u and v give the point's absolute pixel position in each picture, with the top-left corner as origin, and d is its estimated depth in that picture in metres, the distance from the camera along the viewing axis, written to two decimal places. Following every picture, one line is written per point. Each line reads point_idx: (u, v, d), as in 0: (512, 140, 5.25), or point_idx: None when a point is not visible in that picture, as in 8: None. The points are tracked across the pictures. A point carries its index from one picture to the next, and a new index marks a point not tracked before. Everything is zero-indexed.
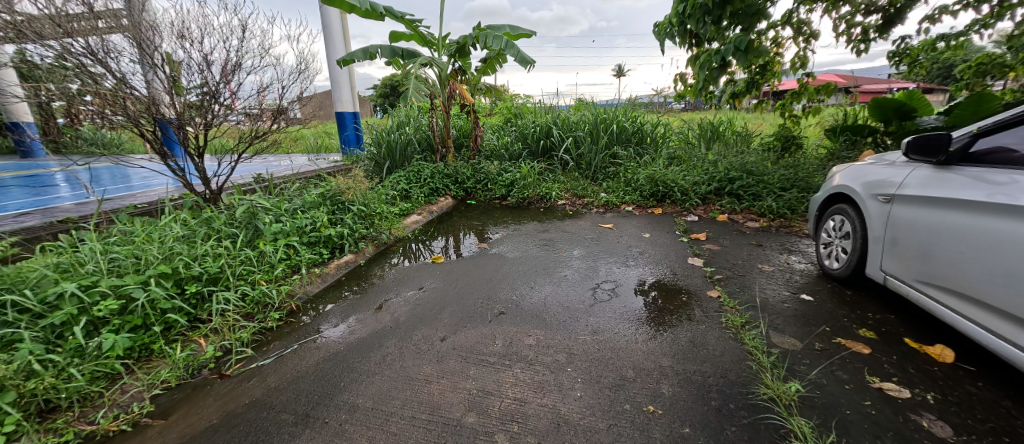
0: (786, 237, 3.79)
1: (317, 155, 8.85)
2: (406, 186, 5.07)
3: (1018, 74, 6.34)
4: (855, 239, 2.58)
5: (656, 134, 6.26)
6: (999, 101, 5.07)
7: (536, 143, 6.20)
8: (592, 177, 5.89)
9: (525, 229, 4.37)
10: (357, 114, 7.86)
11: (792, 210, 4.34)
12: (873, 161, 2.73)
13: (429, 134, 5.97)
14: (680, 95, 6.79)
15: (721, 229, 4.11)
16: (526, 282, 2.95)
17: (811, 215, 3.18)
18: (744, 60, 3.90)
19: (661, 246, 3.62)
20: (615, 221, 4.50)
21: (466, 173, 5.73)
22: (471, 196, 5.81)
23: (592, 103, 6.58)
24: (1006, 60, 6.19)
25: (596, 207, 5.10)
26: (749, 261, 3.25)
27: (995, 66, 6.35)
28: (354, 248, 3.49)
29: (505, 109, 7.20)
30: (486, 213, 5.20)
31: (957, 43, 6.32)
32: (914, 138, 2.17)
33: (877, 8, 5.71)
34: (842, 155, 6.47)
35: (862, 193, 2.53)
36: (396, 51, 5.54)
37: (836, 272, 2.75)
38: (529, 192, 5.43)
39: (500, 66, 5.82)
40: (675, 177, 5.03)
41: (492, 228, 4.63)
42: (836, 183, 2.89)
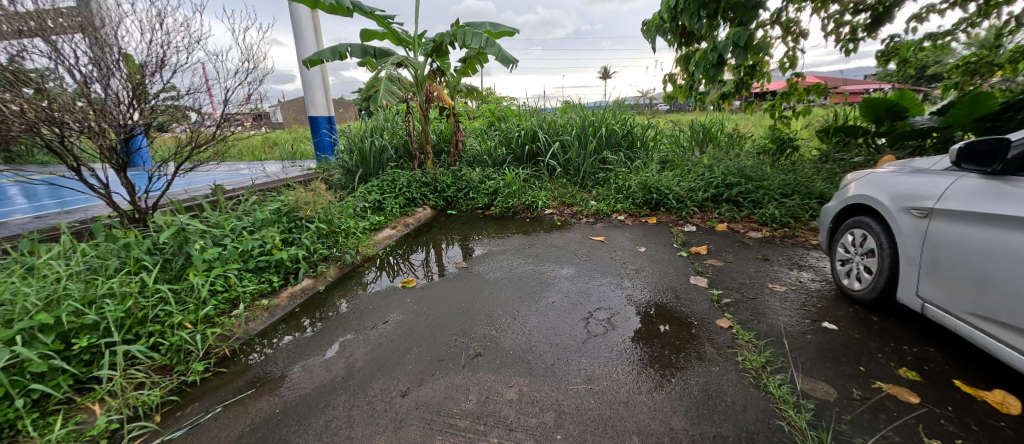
0: (792, 249, 3.48)
1: (290, 162, 8.31)
2: (380, 197, 4.64)
3: (1008, 73, 6.20)
4: (882, 258, 2.26)
5: (646, 137, 5.95)
6: (997, 100, 4.83)
7: (521, 148, 5.83)
8: (581, 183, 5.53)
9: (510, 243, 3.98)
10: (332, 118, 7.37)
11: (794, 218, 4.05)
12: (897, 168, 2.42)
13: (406, 140, 5.54)
14: (670, 96, 6.51)
15: (722, 240, 3.79)
16: (509, 311, 2.56)
17: (824, 227, 2.86)
18: (743, 57, 3.60)
19: (659, 262, 3.27)
20: (607, 233, 4.15)
21: (447, 181, 5.32)
22: (452, 206, 5.39)
23: (580, 105, 6.23)
24: (994, 59, 5.99)
25: (586, 216, 4.74)
26: (758, 279, 2.91)
27: (984, 65, 6.14)
28: (314, 272, 3.05)
29: (489, 113, 6.82)
30: (467, 225, 4.80)
31: (947, 42, 6.19)
32: (966, 145, 1.86)
33: (868, 6, 5.53)
34: (836, 156, 6.23)
35: (891, 205, 2.21)
36: (368, 50, 5.11)
37: (859, 293, 2.43)
38: (515, 201, 5.04)
39: (481, 66, 5.42)
40: (669, 184, 4.71)
41: (474, 241, 4.22)
42: (854, 193, 2.58)
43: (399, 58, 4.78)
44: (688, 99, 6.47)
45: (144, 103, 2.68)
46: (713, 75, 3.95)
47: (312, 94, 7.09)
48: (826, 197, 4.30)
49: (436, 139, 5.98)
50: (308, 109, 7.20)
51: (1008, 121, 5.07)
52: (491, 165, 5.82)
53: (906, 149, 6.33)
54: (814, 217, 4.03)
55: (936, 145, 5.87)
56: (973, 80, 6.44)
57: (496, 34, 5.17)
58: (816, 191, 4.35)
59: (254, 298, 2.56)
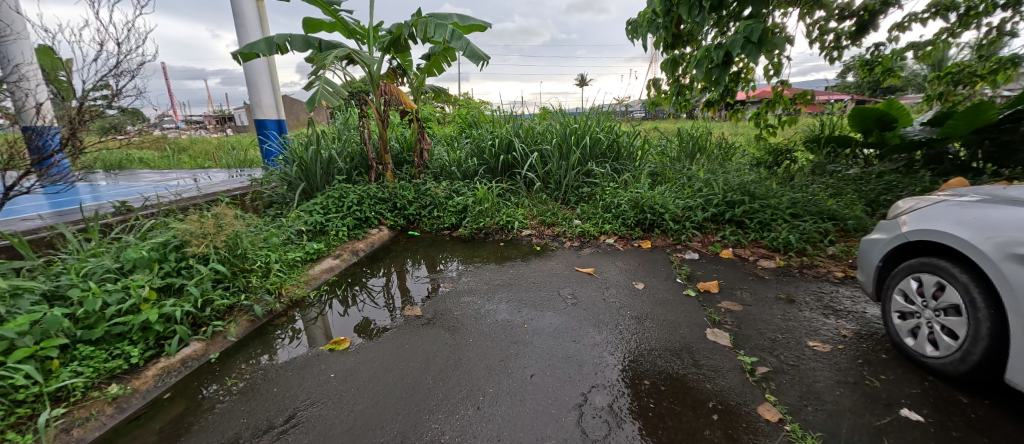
0: (817, 286, 2.92)
1: (233, 171, 7.26)
2: (322, 216, 3.76)
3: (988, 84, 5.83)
4: (975, 321, 1.69)
5: (634, 147, 5.40)
6: (997, 110, 4.45)
7: (495, 158, 5.10)
8: (563, 198, 4.84)
9: (480, 276, 3.20)
10: (281, 122, 6.43)
11: (809, 243, 3.54)
12: (981, 200, 1.87)
13: (361, 147, 4.68)
14: (653, 103, 5.85)
15: (732, 272, 3.20)
16: (471, 390, 1.82)
17: (869, 264, 2.31)
18: (757, 55, 2.98)
19: (666, 306, 2.60)
20: (596, 262, 3.46)
21: (408, 197, 4.47)
22: (415, 226, 4.56)
23: (560, 111, 5.60)
24: (975, 69, 5.64)
25: (570, 240, 4.06)
26: (791, 333, 2.29)
27: (966, 76, 5.78)
28: (203, 333, 2.14)
29: (460, 119, 6.14)
30: (432, 248, 4.02)
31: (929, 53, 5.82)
32: None
33: (853, 12, 5.13)
34: (830, 167, 5.81)
35: (989, 251, 1.65)
36: (311, 41, 4.12)
37: (934, 361, 1.86)
38: (489, 221, 4.28)
39: (448, 64, 4.66)
40: (664, 201, 4.11)
41: (438, 270, 3.47)
42: (916, 226, 2.03)
43: (347, 50, 3.83)
44: (672, 106, 5.89)
45: (69, 103, 2.43)
46: (718, 77, 3.32)
47: (257, 93, 6.11)
48: (837, 217, 3.84)
49: (398, 147, 5.16)
50: (252, 112, 6.22)
51: (1007, 133, 4.75)
52: (462, 177, 5.07)
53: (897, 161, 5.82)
54: (830, 244, 3.54)
55: (926, 158, 5.57)
56: (956, 90, 6.08)
57: (464, 28, 4.44)
58: (826, 211, 3.88)
59: (89, 388, 1.70)
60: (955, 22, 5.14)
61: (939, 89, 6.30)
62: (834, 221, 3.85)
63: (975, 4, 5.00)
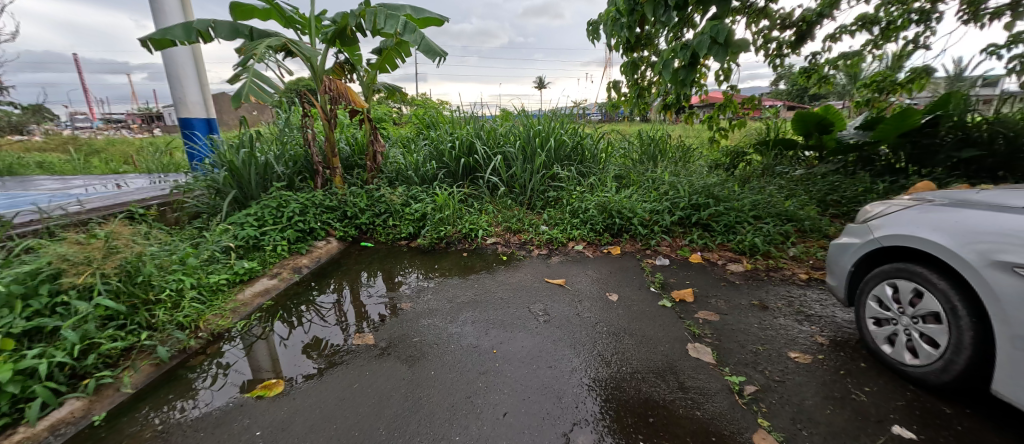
0: (786, 290, 2.91)
1: (155, 176, 6.38)
2: (256, 228, 3.26)
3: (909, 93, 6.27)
4: (957, 330, 1.66)
5: (598, 149, 5.32)
6: (920, 116, 4.81)
7: (456, 161, 4.80)
8: (528, 203, 4.63)
9: (441, 292, 2.88)
10: (211, 121, 5.72)
11: (772, 245, 3.57)
12: (954, 205, 1.86)
13: (304, 150, 4.21)
14: (614, 105, 5.79)
15: (704, 278, 3.12)
16: (434, 439, 1.54)
17: (841, 269, 2.28)
18: (723, 57, 2.89)
19: (643, 319, 2.45)
20: (567, 272, 3.27)
21: (360, 204, 4.04)
22: (368, 236, 4.10)
23: (522, 112, 5.41)
24: (897, 79, 6.03)
25: (538, 247, 3.85)
26: (771, 344, 2.20)
27: (889, 84, 6.17)
28: (84, 389, 1.69)
29: (418, 119, 5.77)
30: (388, 261, 3.62)
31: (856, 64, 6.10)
32: None
33: (793, 22, 5.37)
34: (778, 169, 6.03)
35: (972, 259, 1.62)
36: (241, 29, 3.61)
37: (914, 369, 1.82)
38: (450, 229, 3.95)
39: (402, 60, 4.29)
40: (631, 206, 4.02)
41: (395, 285, 3.12)
42: (890, 231, 2.00)
43: (282, 40, 3.35)
44: (632, 109, 5.85)
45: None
46: (684, 79, 3.23)
47: (181, 88, 5.39)
48: (795, 218, 3.92)
49: (347, 151, 4.70)
50: (175, 109, 5.47)
51: (927, 137, 5.18)
52: (420, 182, 4.71)
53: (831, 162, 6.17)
54: (791, 245, 3.59)
55: (857, 160, 5.90)
56: (881, 97, 6.48)
57: (418, 21, 4.10)
58: (785, 213, 3.95)
59: None
60: (883, 34, 5.51)
61: (866, 95, 6.66)
62: (793, 222, 3.92)
63: (895, 19, 5.39)
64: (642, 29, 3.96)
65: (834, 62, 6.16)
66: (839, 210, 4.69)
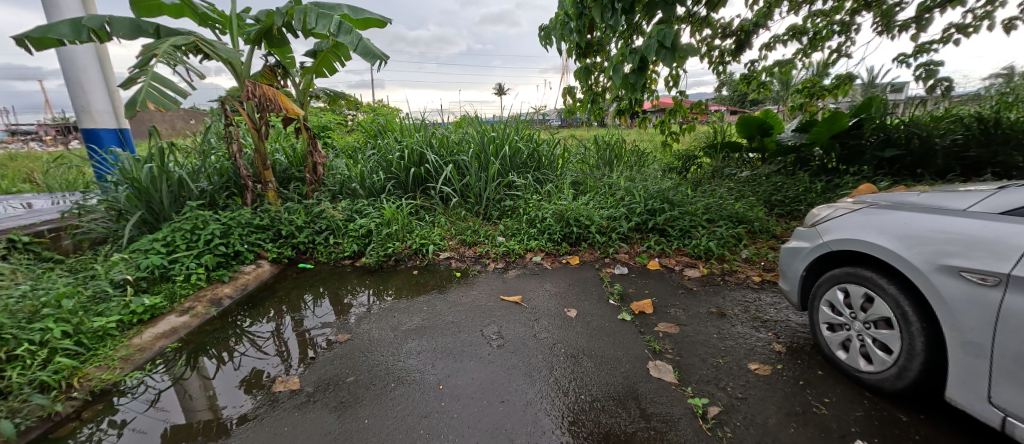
0: (741, 294, 2.90)
1: (58, 195, 5.56)
2: (165, 256, 2.82)
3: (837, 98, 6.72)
4: (909, 336, 1.65)
5: (554, 156, 5.22)
6: (848, 118, 5.13)
7: (405, 171, 4.50)
8: (484, 214, 4.41)
9: (385, 317, 2.61)
10: (124, 131, 5.06)
11: (726, 248, 3.59)
12: (896, 207, 1.87)
13: (230, 162, 3.78)
14: (570, 111, 5.73)
15: (662, 286, 3.06)
16: None
17: (793, 274, 2.27)
18: (670, 60, 2.84)
19: (602, 336, 2.32)
20: (523, 287, 3.09)
21: (297, 221, 3.65)
22: (308, 257, 3.65)
23: (475, 118, 5.22)
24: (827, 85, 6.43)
25: (494, 260, 3.65)
26: (731, 356, 2.14)
27: (820, 89, 6.56)
28: None
29: (365, 127, 5.41)
30: (329, 284, 3.26)
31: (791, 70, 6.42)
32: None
33: (733, 31, 5.57)
34: (728, 170, 6.22)
35: (917, 263, 1.61)
36: (143, 27, 3.16)
37: (870, 376, 1.80)
38: (399, 245, 3.66)
39: (340, 64, 3.96)
40: (588, 213, 3.94)
41: (336, 311, 2.79)
42: (840, 235, 1.98)
43: (192, 39, 2.95)
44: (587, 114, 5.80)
45: None
46: (634, 83, 3.16)
47: (84, 95, 4.72)
48: (745, 220, 3.99)
49: (283, 163, 4.27)
50: (77, 119, 4.78)
51: (854, 138, 5.56)
52: (367, 195, 4.37)
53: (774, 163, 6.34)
54: (744, 248, 3.62)
55: (796, 161, 6.15)
56: (814, 101, 6.86)
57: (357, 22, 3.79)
58: (736, 215, 4.02)
59: None
60: (815, 42, 5.85)
61: (801, 100, 6.98)
62: (743, 224, 3.99)
63: (822, 29, 5.74)
64: (591, 34, 3.92)
65: (772, 68, 6.48)
66: (784, 210, 4.87)
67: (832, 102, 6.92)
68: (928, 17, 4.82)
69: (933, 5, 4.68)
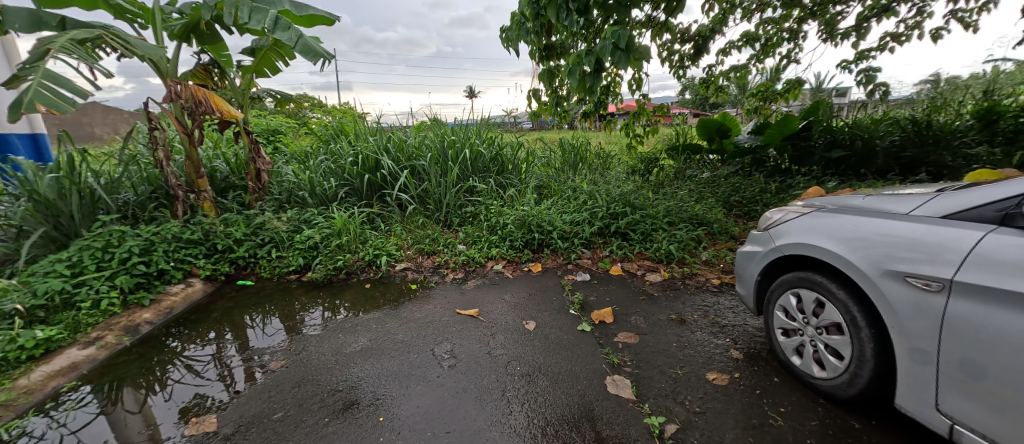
0: (701, 298, 2.88)
1: None
2: (69, 279, 2.49)
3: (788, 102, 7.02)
4: (859, 342, 1.63)
5: (518, 160, 5.12)
6: (798, 121, 5.33)
7: (359, 177, 4.25)
8: (444, 221, 4.23)
9: (328, 340, 2.40)
10: (40, 136, 4.50)
11: (686, 251, 3.59)
12: (843, 210, 1.86)
13: (159, 170, 3.43)
14: (534, 114, 5.64)
15: (624, 293, 3.00)
16: None
17: (748, 279, 2.25)
18: (626, 62, 2.78)
19: (560, 351, 2.21)
20: (482, 298, 2.95)
21: (235, 234, 3.35)
22: (248, 273, 3.35)
23: (435, 122, 5.04)
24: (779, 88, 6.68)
25: (453, 270, 3.49)
26: (689, 365, 2.08)
27: (773, 93, 6.82)
28: None
29: (317, 130, 5.10)
30: (271, 302, 2.99)
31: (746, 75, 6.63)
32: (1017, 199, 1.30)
33: (690, 36, 5.67)
34: (689, 172, 6.33)
35: (864, 267, 1.60)
36: (47, 20, 2.83)
37: (823, 382, 1.79)
38: (350, 257, 3.43)
39: (284, 63, 3.68)
40: (551, 218, 3.85)
41: (274, 333, 2.54)
42: (791, 239, 1.97)
43: (99, 34, 2.66)
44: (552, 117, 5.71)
45: None
46: (592, 85, 3.09)
47: None
48: (705, 222, 4.02)
49: (223, 170, 3.93)
50: None
51: (803, 140, 5.81)
52: (317, 203, 4.09)
53: (732, 164, 6.49)
54: (703, 250, 3.64)
55: (752, 162, 6.33)
56: (768, 105, 7.11)
57: (301, 19, 3.52)
58: (696, 217, 4.05)
59: None
60: (767, 47, 6.05)
61: (755, 104, 7.24)
62: (703, 226, 4.02)
63: (773, 35, 5.94)
64: (549, 37, 3.84)
65: (728, 73, 6.66)
66: (741, 210, 4.98)
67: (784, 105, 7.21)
68: (867, 26, 5.08)
69: (870, 14, 4.94)
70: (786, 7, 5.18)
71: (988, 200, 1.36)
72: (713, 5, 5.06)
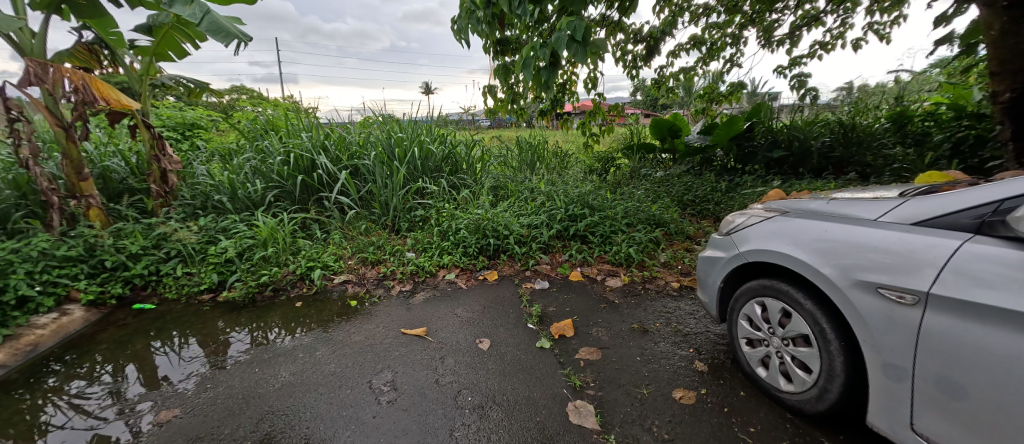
0: (661, 304, 2.77)
1: None
2: None
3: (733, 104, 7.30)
4: (829, 356, 1.55)
5: (472, 159, 4.83)
6: (743, 122, 5.50)
7: (291, 178, 3.77)
8: (391, 226, 3.87)
9: (242, 377, 2.01)
10: None
11: (645, 254, 3.50)
12: (808, 215, 1.78)
13: (27, 170, 2.82)
14: (490, 112, 5.37)
15: (584, 301, 2.83)
16: None
17: (711, 286, 2.15)
18: (582, 55, 2.58)
19: (517, 374, 1.99)
20: (431, 314, 2.65)
21: (129, 248, 2.84)
22: (148, 296, 2.84)
23: (381, 118, 4.64)
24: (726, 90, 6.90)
25: (400, 281, 3.16)
26: (655, 383, 1.94)
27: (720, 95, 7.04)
28: None
29: (242, 123, 4.51)
30: (175, 329, 2.52)
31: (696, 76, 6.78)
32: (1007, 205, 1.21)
33: (642, 37, 5.66)
34: (644, 171, 6.36)
35: (833, 277, 1.50)
36: None
37: (790, 397, 1.70)
38: (278, 271, 3.00)
39: (192, 46, 3.20)
40: (506, 222, 3.62)
41: (175, 366, 2.15)
42: (755, 245, 1.87)
43: None
44: (509, 115, 5.46)
45: None
46: (547, 80, 2.87)
47: None
48: (662, 223, 3.98)
49: (119, 171, 3.39)
50: None
51: (748, 141, 6.04)
52: (240, 208, 3.58)
53: (685, 163, 6.61)
54: (662, 252, 3.57)
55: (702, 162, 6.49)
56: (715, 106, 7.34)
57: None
58: (653, 218, 3.99)
59: None
60: (714, 50, 6.20)
61: (702, 105, 7.39)
62: (660, 226, 3.98)
63: (717, 39, 6.09)
64: (499, 31, 3.60)
65: (679, 74, 6.78)
66: (695, 209, 5.03)
67: (729, 107, 7.49)
68: (798, 35, 5.32)
69: (802, 23, 5.17)
70: (730, 13, 5.30)
71: (965, 206, 1.29)
72: (663, 7, 5.06)
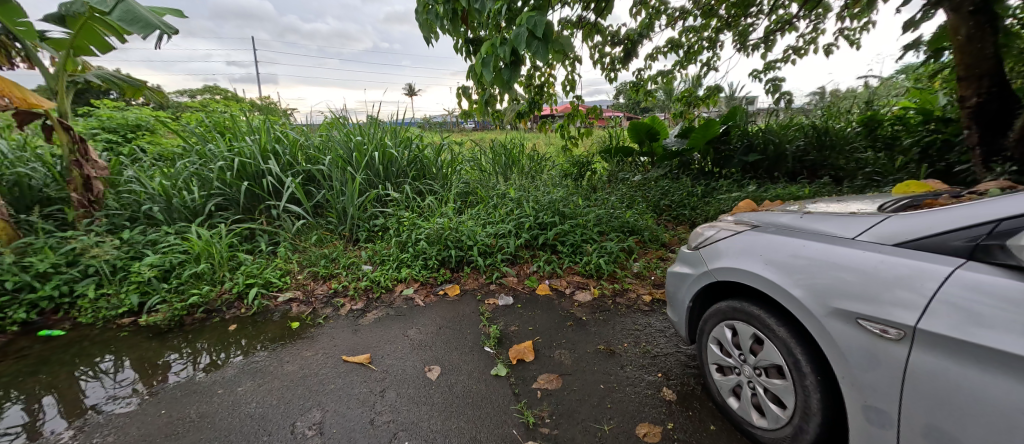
0: (631, 321, 2.59)
1: None
2: None
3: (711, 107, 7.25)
4: (804, 392, 1.37)
5: (440, 163, 4.59)
6: (719, 125, 5.42)
7: (235, 185, 3.46)
8: (349, 236, 3.59)
9: (144, 422, 1.73)
10: None
11: (617, 264, 3.33)
12: (781, 230, 1.61)
13: None
14: (466, 114, 5.09)
15: (548, 318, 2.63)
16: None
17: (680, 305, 1.96)
18: (544, 54, 2.38)
19: (464, 410, 1.77)
20: (379, 337, 2.40)
21: (37, 266, 2.57)
22: (59, 322, 2.52)
23: (342, 119, 4.35)
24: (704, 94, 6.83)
25: (351, 298, 2.89)
26: (618, 417, 1.74)
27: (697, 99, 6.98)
28: None
29: (188, 124, 4.16)
30: (84, 359, 2.23)
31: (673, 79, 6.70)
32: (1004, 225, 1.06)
33: (620, 39, 5.54)
34: (621, 175, 6.21)
35: (807, 302, 1.33)
36: None
37: (762, 433, 1.53)
38: (211, 290, 2.72)
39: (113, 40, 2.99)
40: (471, 231, 3.40)
41: (75, 394, 1.93)
42: (725, 262, 1.69)
43: None
44: (481, 118, 5.23)
45: None
46: (509, 81, 2.66)
47: None
48: (635, 230, 3.82)
49: (38, 177, 3.16)
50: None
51: (724, 144, 5.97)
52: (177, 219, 3.28)
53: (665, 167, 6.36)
54: (635, 262, 3.40)
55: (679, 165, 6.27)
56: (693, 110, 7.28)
57: None
58: (626, 225, 3.83)
59: None
60: (691, 53, 6.12)
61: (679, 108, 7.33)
62: (634, 234, 3.82)
63: (694, 43, 6.02)
64: (467, 29, 3.38)
65: (657, 77, 6.69)
66: (671, 215, 4.90)
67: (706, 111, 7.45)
68: (773, 39, 5.27)
69: (776, 27, 5.13)
70: (705, 17, 5.22)
71: (953, 227, 1.14)
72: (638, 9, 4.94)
